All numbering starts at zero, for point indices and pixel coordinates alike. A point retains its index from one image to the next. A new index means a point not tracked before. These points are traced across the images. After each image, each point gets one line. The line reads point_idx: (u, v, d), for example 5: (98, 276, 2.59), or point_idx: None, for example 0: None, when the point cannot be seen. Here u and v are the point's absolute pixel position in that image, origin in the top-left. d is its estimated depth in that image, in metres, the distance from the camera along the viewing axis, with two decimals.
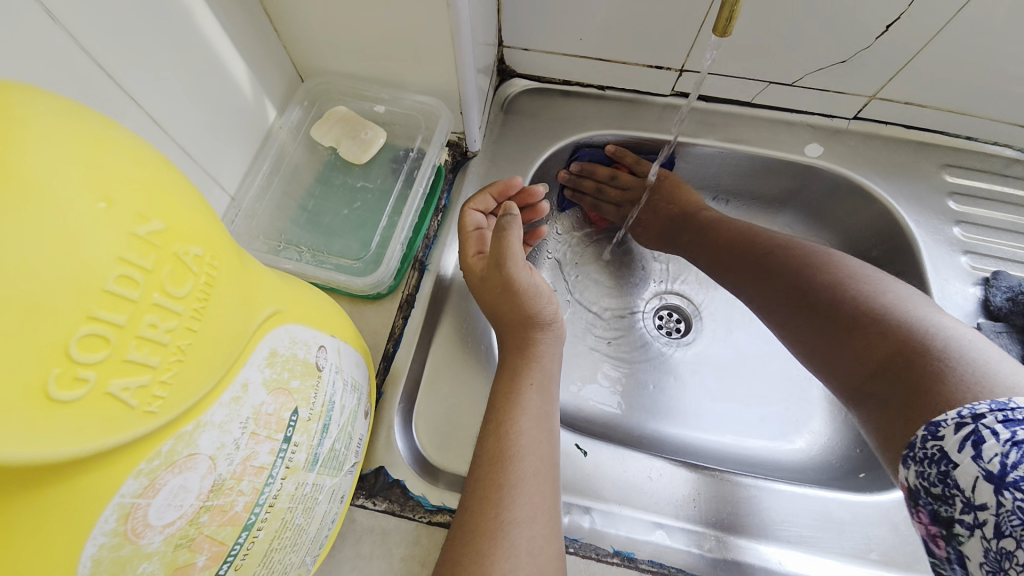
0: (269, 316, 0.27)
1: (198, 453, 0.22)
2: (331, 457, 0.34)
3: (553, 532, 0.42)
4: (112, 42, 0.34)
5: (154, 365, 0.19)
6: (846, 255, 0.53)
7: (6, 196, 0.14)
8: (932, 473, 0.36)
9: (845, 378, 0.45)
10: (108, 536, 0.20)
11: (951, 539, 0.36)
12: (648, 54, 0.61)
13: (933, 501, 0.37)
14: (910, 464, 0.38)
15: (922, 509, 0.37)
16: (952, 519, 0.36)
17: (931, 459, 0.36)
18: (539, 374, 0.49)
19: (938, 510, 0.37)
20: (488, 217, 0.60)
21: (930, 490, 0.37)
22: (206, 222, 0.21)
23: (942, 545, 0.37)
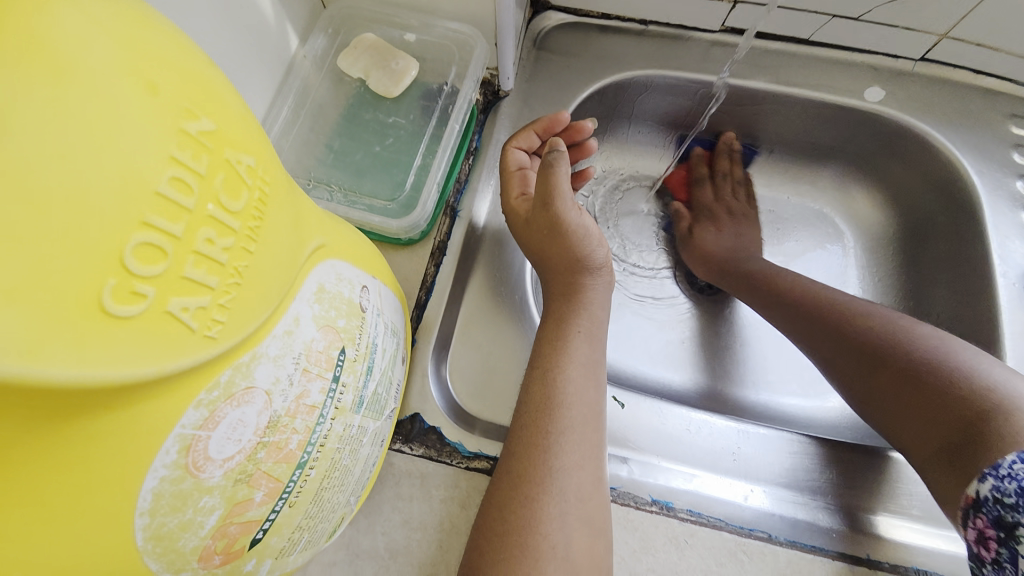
0: (315, 249, 0.27)
1: (255, 386, 0.22)
2: (373, 401, 0.36)
3: (602, 484, 0.41)
4: None
5: (213, 286, 0.17)
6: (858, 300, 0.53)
7: (43, 72, 0.13)
8: (1009, 487, 0.36)
9: (920, 444, 0.43)
10: (169, 468, 0.19)
11: (1008, 545, 0.36)
12: None
13: (1003, 508, 0.36)
14: (988, 476, 0.37)
15: (983, 514, 0.37)
16: (1017, 524, 0.36)
17: (1013, 475, 0.36)
18: (586, 321, 0.46)
19: (1003, 517, 0.36)
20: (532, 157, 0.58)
21: (1001, 498, 0.36)
22: (254, 131, 0.20)
23: (992, 547, 0.37)
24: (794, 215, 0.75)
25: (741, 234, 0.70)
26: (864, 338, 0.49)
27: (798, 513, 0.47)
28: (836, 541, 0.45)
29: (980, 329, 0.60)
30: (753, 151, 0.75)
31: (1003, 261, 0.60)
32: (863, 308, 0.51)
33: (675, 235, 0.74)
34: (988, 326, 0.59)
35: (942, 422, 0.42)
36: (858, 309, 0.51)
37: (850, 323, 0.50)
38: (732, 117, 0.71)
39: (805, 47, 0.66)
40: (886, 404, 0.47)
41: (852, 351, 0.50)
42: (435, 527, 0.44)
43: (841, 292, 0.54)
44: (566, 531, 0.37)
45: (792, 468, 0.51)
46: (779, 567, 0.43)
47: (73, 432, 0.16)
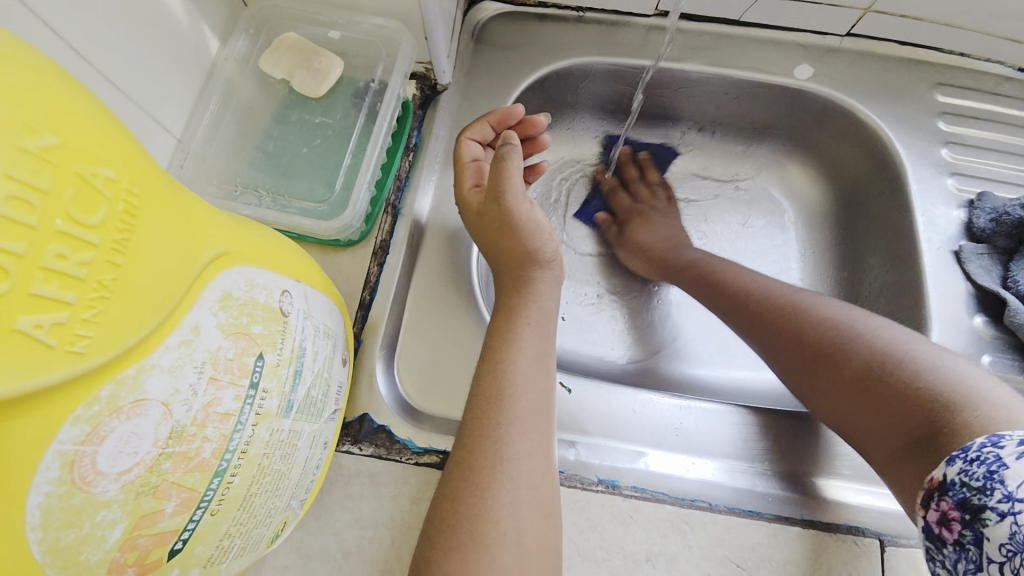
0: (216, 258, 0.27)
1: (147, 399, 0.22)
2: (306, 403, 0.36)
3: (552, 469, 0.42)
4: None
5: (71, 302, 0.17)
6: (820, 306, 0.49)
7: None
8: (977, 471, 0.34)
9: (880, 446, 0.41)
10: (54, 485, 0.19)
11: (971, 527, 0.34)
12: None
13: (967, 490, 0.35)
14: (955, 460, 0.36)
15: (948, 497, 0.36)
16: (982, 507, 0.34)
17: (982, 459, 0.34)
18: (536, 313, 0.47)
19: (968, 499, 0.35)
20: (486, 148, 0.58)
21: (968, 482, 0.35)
22: (118, 142, 0.19)
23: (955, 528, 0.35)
24: (738, 193, 0.77)
25: (675, 224, 0.71)
26: (841, 359, 0.45)
27: (737, 482, 0.50)
28: (778, 508, 0.48)
29: (908, 292, 0.63)
30: (695, 132, 0.76)
31: (929, 228, 0.63)
32: (826, 317, 0.48)
33: None
34: (915, 289, 0.62)
35: (893, 435, 0.40)
36: (840, 322, 0.47)
37: (816, 336, 0.47)
38: (673, 99, 0.72)
39: (736, 28, 0.68)
40: (828, 406, 0.45)
41: (806, 357, 0.47)
42: (387, 524, 0.45)
43: (779, 284, 0.55)
44: (517, 516, 0.38)
45: (729, 436, 0.53)
46: (721, 534, 0.45)
47: None
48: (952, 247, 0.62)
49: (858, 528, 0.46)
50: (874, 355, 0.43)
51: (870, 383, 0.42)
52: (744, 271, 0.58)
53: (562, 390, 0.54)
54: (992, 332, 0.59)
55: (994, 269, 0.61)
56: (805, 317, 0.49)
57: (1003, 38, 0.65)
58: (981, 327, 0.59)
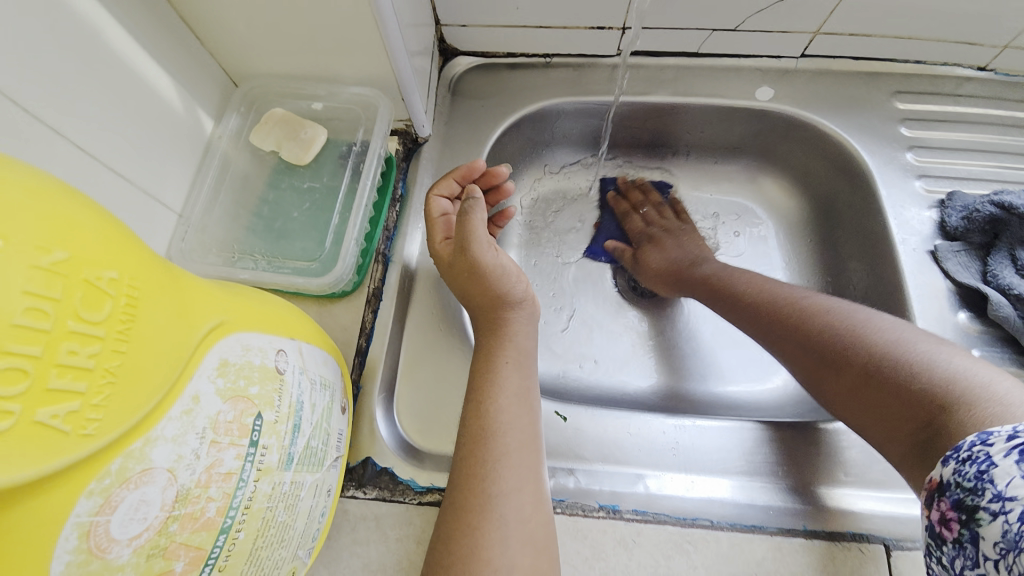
0: (212, 329, 0.29)
1: (153, 467, 0.24)
2: (306, 454, 0.38)
3: (543, 501, 0.43)
4: (30, 80, 0.35)
5: (82, 390, 0.20)
6: (869, 313, 0.48)
7: None
8: (969, 470, 0.34)
9: (894, 436, 0.41)
10: (73, 553, 0.21)
11: (968, 526, 0.34)
12: (590, 17, 0.66)
13: (962, 491, 0.34)
14: (949, 460, 0.35)
15: (945, 497, 0.35)
16: (976, 507, 0.33)
17: (973, 458, 0.34)
18: (513, 351, 0.49)
19: (963, 499, 0.34)
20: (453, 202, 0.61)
21: (961, 482, 0.34)
22: (119, 244, 0.22)
23: (953, 528, 0.35)
24: (718, 211, 0.80)
25: (686, 243, 0.71)
26: (836, 347, 0.47)
27: (737, 496, 0.50)
28: (780, 519, 0.48)
29: (891, 295, 0.63)
30: (669, 157, 0.80)
31: (903, 230, 0.64)
32: (818, 304, 0.51)
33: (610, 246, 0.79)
34: (896, 292, 0.63)
35: (901, 419, 0.41)
36: (808, 306, 0.51)
37: (805, 326, 0.50)
38: (644, 128, 0.76)
39: (695, 59, 0.72)
40: (822, 378, 0.48)
41: (796, 341, 0.50)
42: (395, 566, 0.46)
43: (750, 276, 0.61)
44: (509, 552, 0.39)
45: (728, 453, 0.54)
46: (724, 551, 0.46)
47: None
48: (927, 247, 0.63)
49: (863, 535, 0.46)
50: (857, 343, 0.46)
51: (862, 366, 0.44)
52: (738, 271, 0.62)
53: (558, 418, 0.56)
54: (977, 327, 0.60)
55: (972, 265, 0.62)
56: (800, 308, 0.52)
57: (950, 45, 0.68)
58: (966, 323, 0.60)
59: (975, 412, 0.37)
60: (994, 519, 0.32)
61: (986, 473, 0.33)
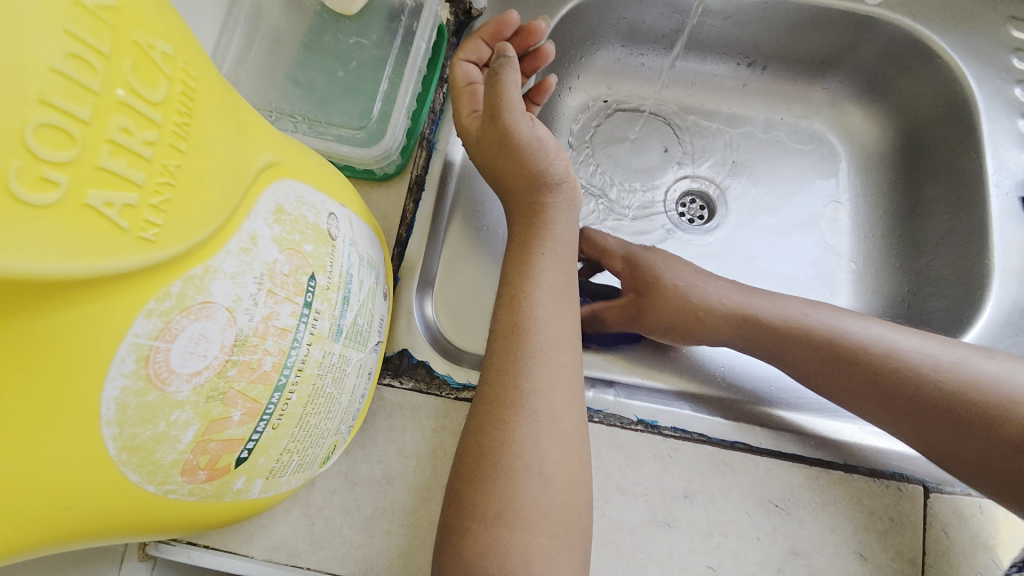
0: (266, 166, 0.25)
1: (213, 301, 0.21)
2: (354, 331, 0.36)
3: (577, 403, 0.41)
4: None
5: (139, 183, 0.16)
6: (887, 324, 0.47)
7: None
8: None
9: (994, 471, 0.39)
10: (130, 379, 0.19)
11: None
12: None
13: None
14: None
15: None
16: None
17: None
18: (551, 242, 0.46)
19: None
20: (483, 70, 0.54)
21: None
22: (168, 15, 0.18)
23: None
24: (787, 137, 0.73)
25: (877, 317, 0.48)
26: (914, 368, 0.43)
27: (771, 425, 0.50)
28: (819, 451, 0.48)
29: (969, 240, 0.59)
30: (745, 69, 0.71)
31: (998, 171, 0.58)
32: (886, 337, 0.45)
33: (665, 163, 0.72)
34: (976, 237, 0.58)
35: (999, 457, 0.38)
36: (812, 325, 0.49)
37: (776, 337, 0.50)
38: (722, 30, 0.67)
39: None
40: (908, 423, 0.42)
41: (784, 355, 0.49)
42: (429, 454, 0.46)
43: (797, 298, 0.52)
44: (540, 448, 0.38)
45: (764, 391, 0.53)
46: (760, 474, 0.45)
47: (22, 329, 0.16)
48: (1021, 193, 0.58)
49: (903, 475, 0.46)
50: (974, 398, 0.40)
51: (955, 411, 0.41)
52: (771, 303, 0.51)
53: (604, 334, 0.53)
54: None
55: None
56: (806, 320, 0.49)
57: None
58: None
59: None
60: None
61: None
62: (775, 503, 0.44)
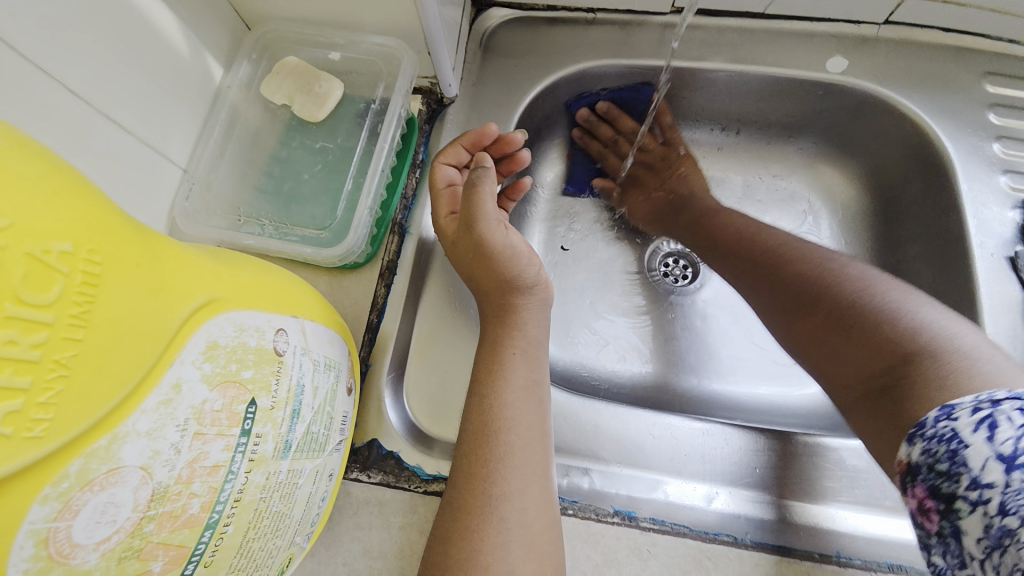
0: (200, 308, 0.26)
1: (124, 466, 0.21)
2: (306, 441, 0.36)
3: (548, 508, 0.40)
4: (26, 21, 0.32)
5: (25, 386, 0.17)
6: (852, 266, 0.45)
7: None
8: (939, 451, 0.31)
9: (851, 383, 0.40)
10: (29, 562, 0.19)
11: (947, 518, 0.31)
12: None
13: (936, 476, 0.31)
14: (916, 438, 0.33)
15: (919, 483, 0.32)
16: (953, 495, 0.30)
17: (939, 436, 0.31)
18: (522, 341, 0.45)
19: (939, 486, 0.31)
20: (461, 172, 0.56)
21: (932, 465, 0.31)
22: (77, 209, 0.19)
23: (935, 519, 0.32)
24: (764, 197, 0.73)
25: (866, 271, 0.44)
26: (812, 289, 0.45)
27: (768, 514, 0.46)
28: (815, 543, 0.45)
29: (955, 302, 0.57)
30: (718, 132, 0.72)
31: (981, 232, 0.57)
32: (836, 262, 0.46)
33: (644, 226, 0.73)
34: (964, 298, 0.56)
35: (867, 365, 0.39)
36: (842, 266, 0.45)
37: (801, 270, 0.47)
38: (692, 97, 0.68)
39: (759, 22, 0.63)
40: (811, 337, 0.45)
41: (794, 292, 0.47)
42: (396, 554, 0.44)
43: (834, 253, 0.47)
44: (510, 560, 0.37)
45: (764, 467, 0.50)
46: (744, 570, 0.43)
47: None
48: (1007, 253, 0.56)
49: (902, 567, 0.43)
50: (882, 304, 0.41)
51: (830, 306, 0.43)
52: (793, 238, 0.51)
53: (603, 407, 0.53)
54: None
55: None
56: (790, 257, 0.49)
57: None
58: None
59: (938, 364, 0.35)
60: (971, 511, 0.29)
61: (959, 454, 0.30)
62: None
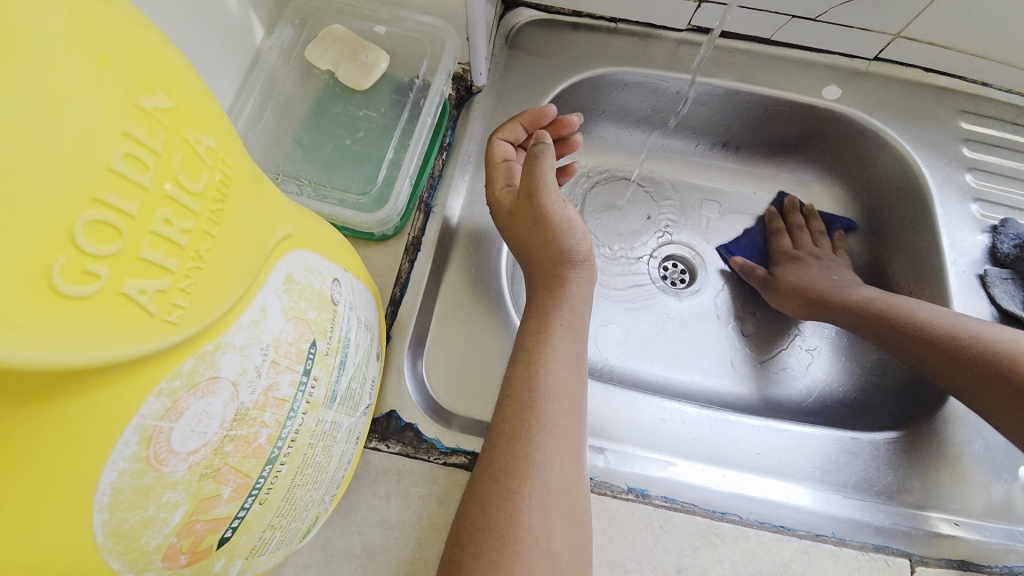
0: (282, 240, 0.26)
1: (221, 377, 0.21)
2: (347, 396, 0.35)
3: (582, 475, 0.41)
4: None
5: (172, 269, 0.17)
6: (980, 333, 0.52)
7: None
8: None
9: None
10: (129, 462, 0.18)
11: None
12: None
13: None
14: None
15: None
16: None
17: None
18: (568, 314, 0.47)
19: None
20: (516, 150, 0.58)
21: None
22: (212, 108, 0.19)
23: None
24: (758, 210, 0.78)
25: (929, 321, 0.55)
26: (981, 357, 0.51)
27: (780, 497, 0.50)
28: (810, 524, 0.48)
29: None
30: (718, 148, 0.77)
31: (953, 251, 0.64)
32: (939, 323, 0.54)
33: (647, 229, 0.76)
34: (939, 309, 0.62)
35: None
36: (989, 331, 0.52)
37: (957, 342, 0.52)
38: (703, 111, 0.73)
39: (768, 47, 0.69)
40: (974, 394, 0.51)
41: (965, 366, 0.52)
42: (414, 524, 0.44)
43: (943, 313, 0.55)
44: (547, 522, 0.38)
45: (775, 455, 0.53)
46: (752, 547, 0.45)
47: (43, 417, 0.15)
48: (976, 271, 0.63)
49: (890, 548, 0.46)
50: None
51: (998, 372, 0.50)
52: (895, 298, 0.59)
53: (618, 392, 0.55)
54: None
55: (1018, 294, 0.61)
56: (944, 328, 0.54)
57: None
58: None
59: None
60: None
61: None
62: None
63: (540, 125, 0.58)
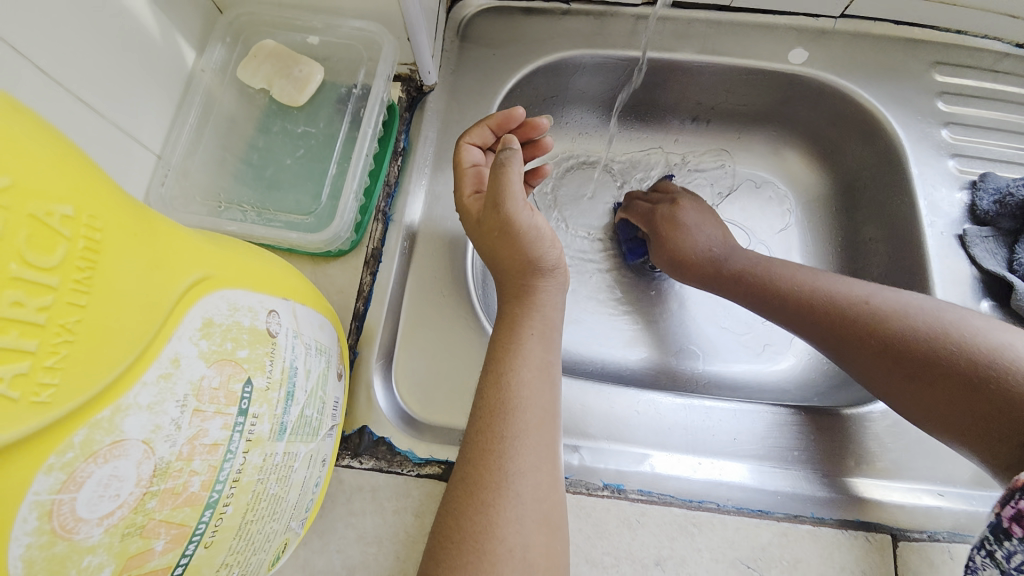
0: (195, 283, 0.25)
1: (126, 439, 0.21)
2: (302, 423, 0.34)
3: (558, 482, 0.41)
4: None
5: (33, 349, 0.18)
6: (887, 309, 0.47)
7: None
8: None
9: (985, 443, 0.40)
10: (33, 536, 0.19)
11: None
12: None
13: None
14: None
15: None
16: None
17: None
18: (539, 323, 0.46)
19: None
20: (485, 154, 0.56)
21: None
22: (75, 171, 0.19)
23: None
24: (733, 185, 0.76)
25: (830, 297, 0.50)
26: (890, 338, 0.46)
27: (758, 482, 0.49)
28: (788, 505, 0.48)
29: (910, 275, 0.62)
30: (690, 123, 0.75)
31: (931, 212, 0.62)
32: (857, 300, 0.49)
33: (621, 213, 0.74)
34: (919, 272, 0.61)
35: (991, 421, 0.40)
36: (882, 306, 0.48)
37: (853, 316, 0.48)
38: (667, 89, 0.70)
39: (730, 15, 0.66)
40: (895, 387, 0.45)
41: (869, 347, 0.47)
42: (391, 539, 0.44)
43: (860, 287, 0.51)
44: (523, 531, 0.38)
45: (753, 436, 0.52)
46: (729, 533, 0.45)
47: None
48: (955, 231, 0.61)
49: (872, 524, 0.46)
50: (957, 348, 0.43)
51: (910, 357, 0.45)
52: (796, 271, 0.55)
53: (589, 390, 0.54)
54: (999, 316, 0.58)
55: (1000, 252, 0.59)
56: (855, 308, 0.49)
57: (1000, 14, 0.63)
58: (989, 312, 0.58)
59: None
60: None
61: None
62: (748, 565, 0.44)
63: (509, 129, 0.56)
